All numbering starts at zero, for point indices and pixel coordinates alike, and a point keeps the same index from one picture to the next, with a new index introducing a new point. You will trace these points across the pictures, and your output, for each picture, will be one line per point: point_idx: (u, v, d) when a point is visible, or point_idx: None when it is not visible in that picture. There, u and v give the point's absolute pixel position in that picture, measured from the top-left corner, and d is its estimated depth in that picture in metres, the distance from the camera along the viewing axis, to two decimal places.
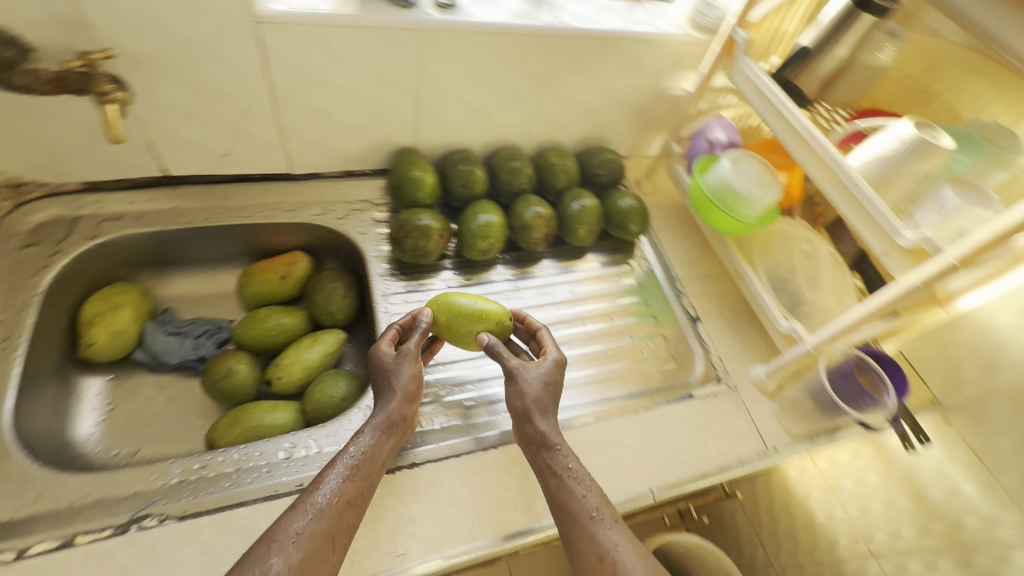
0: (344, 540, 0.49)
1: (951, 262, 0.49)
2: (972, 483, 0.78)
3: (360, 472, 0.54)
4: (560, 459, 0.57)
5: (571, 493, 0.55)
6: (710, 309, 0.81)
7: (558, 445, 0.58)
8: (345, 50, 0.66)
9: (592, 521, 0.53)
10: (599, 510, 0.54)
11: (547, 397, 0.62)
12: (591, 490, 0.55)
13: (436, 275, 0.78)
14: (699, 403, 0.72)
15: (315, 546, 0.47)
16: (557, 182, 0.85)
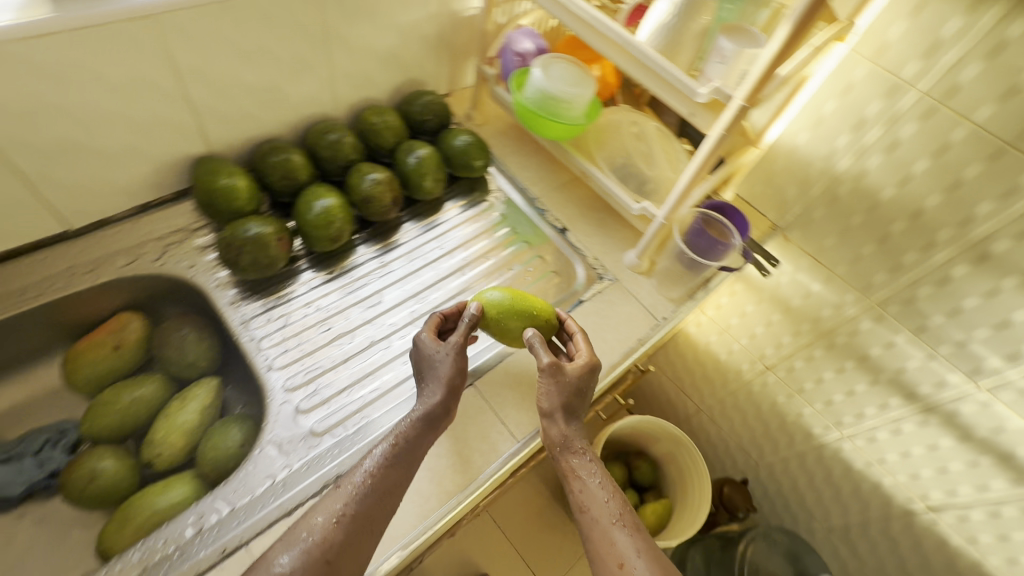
0: (381, 526, 0.52)
1: (741, 104, 0.54)
2: (818, 282, 0.91)
3: (404, 460, 0.55)
4: (587, 470, 0.62)
5: (593, 496, 0.60)
6: (573, 216, 0.84)
7: (582, 450, 0.63)
8: (60, 64, 0.54)
9: (613, 527, 0.58)
10: (619, 517, 0.59)
11: (577, 402, 0.65)
12: (612, 497, 0.60)
13: (295, 281, 0.71)
14: (589, 305, 0.75)
15: (352, 532, 0.51)
16: (384, 142, 0.80)
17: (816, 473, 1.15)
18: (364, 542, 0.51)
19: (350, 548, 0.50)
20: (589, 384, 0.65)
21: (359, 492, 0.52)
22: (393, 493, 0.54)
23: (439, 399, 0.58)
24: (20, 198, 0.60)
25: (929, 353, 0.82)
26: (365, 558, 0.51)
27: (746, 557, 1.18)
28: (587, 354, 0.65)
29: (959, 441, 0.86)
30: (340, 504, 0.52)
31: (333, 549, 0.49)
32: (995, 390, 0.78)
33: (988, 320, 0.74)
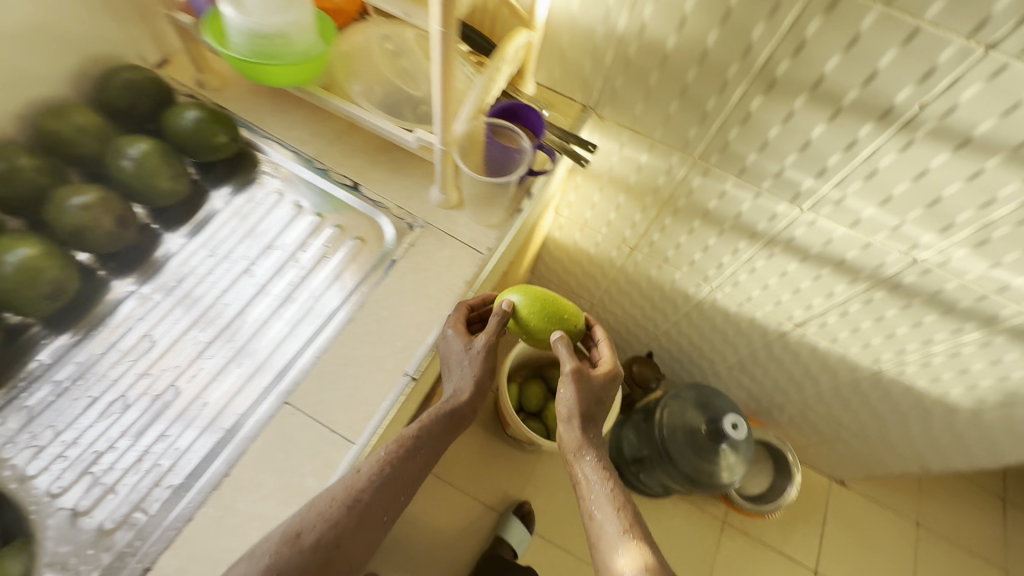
0: (390, 517, 0.52)
1: None
2: (645, 153, 0.87)
3: (436, 445, 0.56)
4: (592, 474, 0.78)
5: (598, 499, 0.76)
6: (361, 167, 0.72)
7: (601, 469, 0.79)
8: None
9: (612, 523, 0.73)
10: (620, 522, 0.73)
11: (594, 415, 0.83)
12: (620, 506, 0.75)
13: (31, 360, 0.57)
14: (404, 262, 0.66)
15: (363, 522, 0.49)
16: (87, 150, 0.64)
17: (703, 326, 1.22)
18: (374, 532, 0.51)
19: (359, 538, 0.49)
20: (605, 392, 0.85)
21: (382, 471, 0.51)
22: (415, 480, 0.54)
23: (467, 388, 0.59)
24: None
25: (756, 192, 0.83)
26: (362, 551, 0.50)
27: (664, 420, 1.25)
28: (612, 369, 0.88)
29: (802, 262, 0.91)
30: (370, 483, 0.50)
31: (341, 532, 0.48)
32: (815, 207, 0.80)
33: (792, 145, 0.74)
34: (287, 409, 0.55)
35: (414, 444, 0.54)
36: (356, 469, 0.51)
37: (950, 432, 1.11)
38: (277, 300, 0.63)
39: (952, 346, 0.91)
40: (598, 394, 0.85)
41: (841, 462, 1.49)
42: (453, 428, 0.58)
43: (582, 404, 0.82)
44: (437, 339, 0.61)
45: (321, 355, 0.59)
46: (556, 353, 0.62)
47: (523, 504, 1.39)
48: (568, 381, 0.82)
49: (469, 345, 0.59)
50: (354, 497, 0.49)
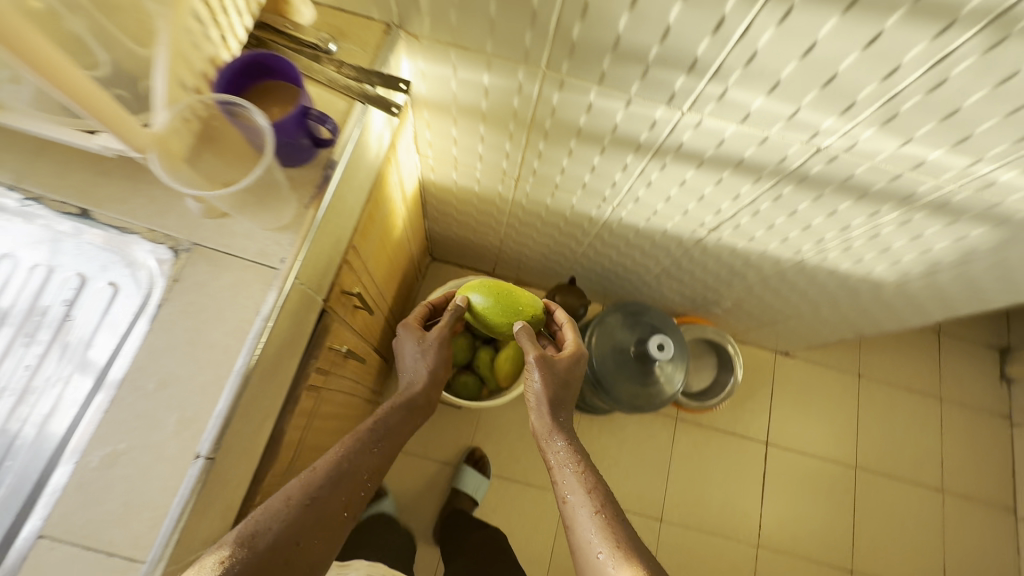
0: (344, 515, 0.59)
1: None
2: (485, 74, 0.68)
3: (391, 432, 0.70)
4: (566, 458, 0.69)
5: (569, 487, 0.66)
6: (84, 184, 0.52)
7: (571, 451, 0.69)
8: None
9: (583, 508, 0.63)
10: (595, 511, 0.62)
11: (565, 396, 0.76)
12: (594, 493, 0.64)
13: None
14: (170, 306, 0.51)
15: (316, 521, 0.56)
16: None
17: (618, 243, 1.10)
18: (332, 530, 0.58)
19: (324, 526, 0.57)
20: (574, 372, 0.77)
21: (337, 464, 0.61)
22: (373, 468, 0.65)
23: (423, 371, 0.78)
24: None
25: (625, 100, 0.66)
26: (318, 555, 0.56)
27: (593, 347, 1.16)
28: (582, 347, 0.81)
29: (699, 168, 0.77)
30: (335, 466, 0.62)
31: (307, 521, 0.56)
32: (696, 106, 0.64)
33: (650, 36, 0.56)
34: (44, 541, 0.44)
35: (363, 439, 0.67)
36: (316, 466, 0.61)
37: (879, 303, 1.07)
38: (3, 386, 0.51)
39: (871, 229, 0.82)
40: (563, 376, 0.78)
41: (783, 338, 1.48)
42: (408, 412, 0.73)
43: (553, 384, 0.75)
44: (398, 338, 0.82)
45: (76, 460, 0.46)
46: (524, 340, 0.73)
47: (476, 450, 1.38)
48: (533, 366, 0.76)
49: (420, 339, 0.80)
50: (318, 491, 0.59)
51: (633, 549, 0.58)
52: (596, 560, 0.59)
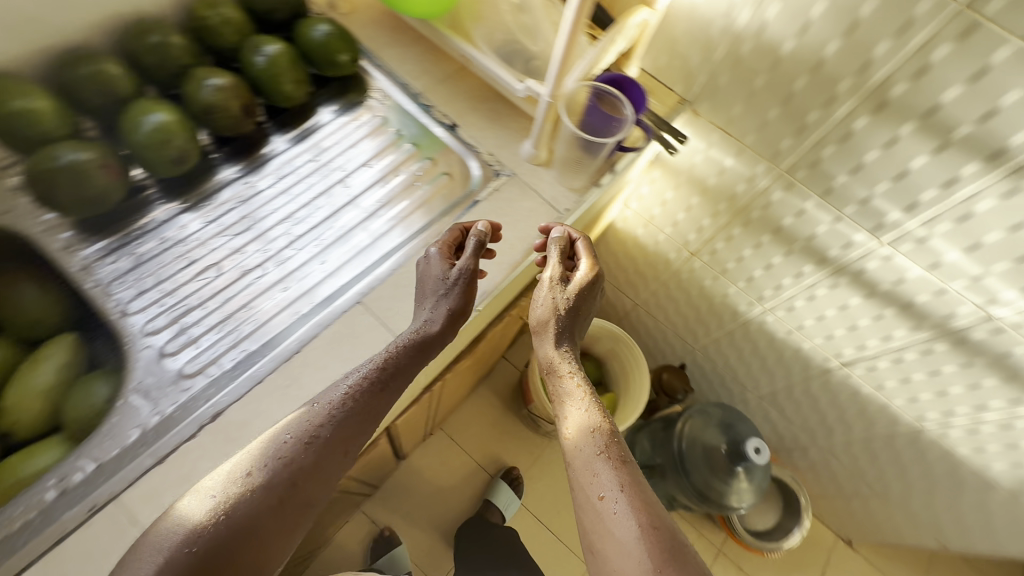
0: (299, 477, 0.46)
1: None
2: (731, 156, 0.87)
3: (377, 401, 0.51)
4: (578, 406, 0.56)
5: (578, 425, 0.55)
6: (463, 109, 0.74)
7: (567, 381, 0.58)
8: None
9: (596, 459, 0.52)
10: (607, 451, 0.52)
11: (570, 325, 0.61)
12: (600, 434, 0.53)
13: (146, 214, 0.63)
14: (486, 206, 0.70)
15: (263, 482, 0.45)
16: (228, 45, 0.66)
17: (746, 349, 1.20)
18: (292, 501, 0.46)
19: (280, 525, 0.45)
20: (583, 309, 0.61)
21: (300, 438, 0.47)
22: (349, 446, 0.50)
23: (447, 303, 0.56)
24: None
25: (835, 216, 0.82)
26: (285, 483, 0.46)
27: (684, 432, 1.23)
28: (595, 267, 0.62)
29: (867, 297, 0.89)
30: (294, 468, 0.46)
31: (258, 524, 0.44)
32: (894, 241, 0.78)
33: (888, 172, 0.72)
34: (359, 308, 0.60)
35: (356, 405, 0.50)
36: (276, 447, 0.47)
37: (981, 510, 1.08)
38: (367, 211, 0.69)
39: (1007, 415, 0.88)
40: (576, 308, 0.61)
41: (853, 522, 1.43)
42: (422, 355, 0.54)
43: (552, 323, 0.61)
44: (418, 263, 0.60)
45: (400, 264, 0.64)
46: (552, 268, 0.62)
47: (513, 470, 1.38)
48: (533, 306, 0.63)
49: (444, 273, 0.57)
50: (275, 499, 0.45)
51: (654, 537, 0.47)
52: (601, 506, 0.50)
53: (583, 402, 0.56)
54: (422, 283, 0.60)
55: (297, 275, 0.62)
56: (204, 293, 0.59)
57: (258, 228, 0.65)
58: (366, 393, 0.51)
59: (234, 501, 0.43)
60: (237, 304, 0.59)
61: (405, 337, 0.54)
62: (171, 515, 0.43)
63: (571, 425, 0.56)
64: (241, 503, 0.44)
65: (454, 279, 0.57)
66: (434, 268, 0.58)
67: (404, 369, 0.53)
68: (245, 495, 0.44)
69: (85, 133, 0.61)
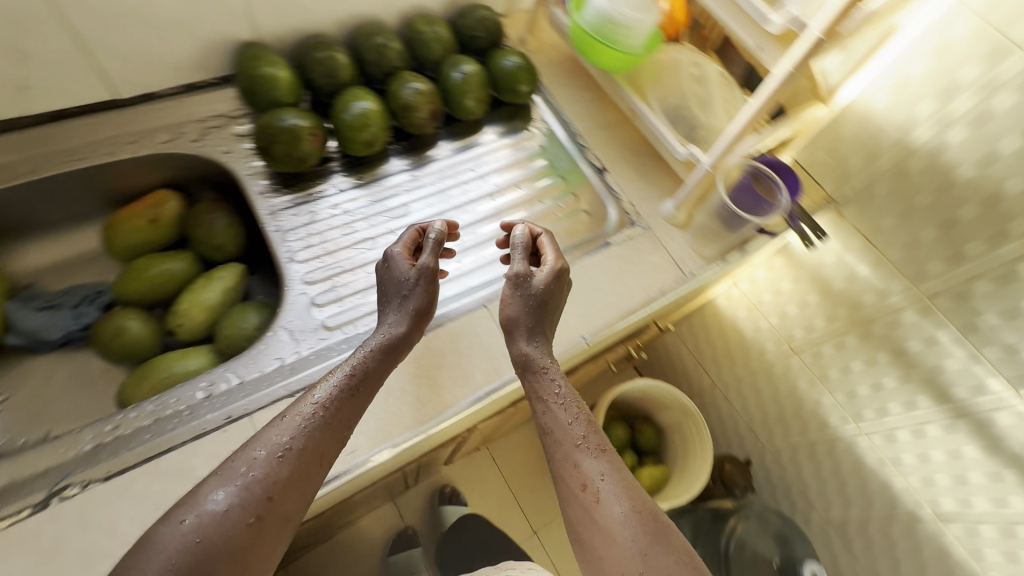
0: (278, 491, 0.41)
1: (786, 73, 0.51)
2: (867, 265, 0.81)
3: (348, 408, 0.47)
4: (558, 404, 0.52)
5: (557, 420, 0.51)
6: (615, 157, 0.79)
7: (547, 368, 0.54)
8: None
9: (579, 451, 0.48)
10: (585, 438, 0.49)
11: (541, 320, 0.57)
12: (578, 417, 0.51)
13: (326, 181, 0.71)
14: (617, 249, 0.71)
15: (234, 508, 0.39)
16: (433, 57, 0.76)
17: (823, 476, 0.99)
18: (269, 522, 0.41)
19: (259, 547, 0.40)
20: (552, 305, 0.58)
21: (269, 455, 0.42)
22: (325, 455, 0.45)
23: (420, 300, 0.54)
24: (65, 54, 0.58)
25: (971, 352, 0.71)
26: (263, 499, 0.40)
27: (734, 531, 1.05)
28: (560, 258, 0.59)
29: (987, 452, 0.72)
30: (268, 487, 0.41)
31: (230, 551, 0.38)
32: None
33: None
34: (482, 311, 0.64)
35: (330, 415, 0.46)
36: (248, 464, 0.41)
37: None
38: (507, 227, 0.74)
39: None
40: (544, 303, 0.57)
41: None
42: (389, 360, 0.51)
43: (524, 320, 0.56)
44: (379, 264, 0.57)
45: None
46: (515, 267, 0.58)
47: (446, 488, 1.06)
48: (503, 305, 0.58)
49: (405, 272, 0.54)
50: (249, 524, 0.39)
51: (641, 523, 0.44)
52: (587, 500, 0.46)
53: (564, 404, 0.52)
54: (383, 287, 0.56)
55: (436, 267, 0.68)
56: (357, 261, 0.66)
57: (399, 220, 0.71)
58: (337, 399, 0.47)
59: (213, 518, 0.38)
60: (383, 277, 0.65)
61: (373, 344, 0.51)
62: (137, 553, 0.37)
63: (550, 424, 0.51)
64: (209, 528, 0.38)
65: (420, 273, 0.54)
66: (399, 266, 0.55)
67: (372, 375, 0.50)
68: (224, 512, 0.39)
69: (304, 102, 0.71)
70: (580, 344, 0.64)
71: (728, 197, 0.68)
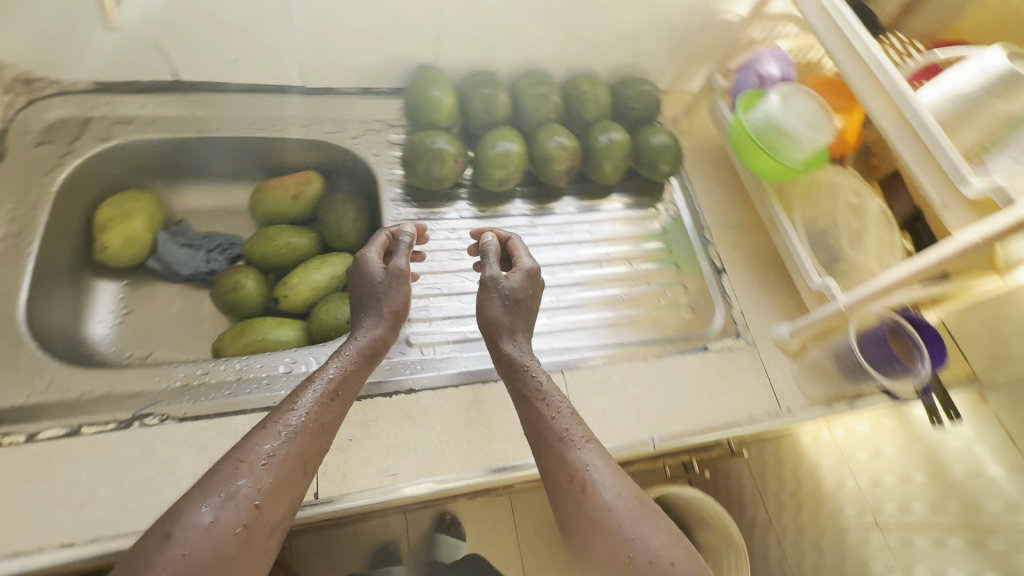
0: (267, 502, 0.39)
1: (973, 241, 0.45)
2: (1000, 465, 0.63)
3: (331, 412, 0.45)
4: (541, 402, 0.49)
5: (541, 415, 0.48)
6: (738, 261, 0.75)
7: (528, 367, 0.52)
8: None
9: (565, 444, 0.46)
10: (571, 431, 0.47)
11: (520, 321, 0.56)
12: (563, 409, 0.48)
13: (450, 205, 0.74)
14: (713, 357, 0.67)
15: (218, 521, 0.36)
16: (585, 116, 0.77)
17: None
18: (256, 533, 0.38)
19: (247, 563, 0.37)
20: (528, 307, 0.57)
21: (252, 465, 0.39)
22: (308, 459, 0.43)
23: (398, 300, 0.55)
24: (279, 40, 0.66)
25: None
26: (251, 510, 0.38)
27: None
28: (533, 259, 0.60)
29: None
30: (252, 500, 0.38)
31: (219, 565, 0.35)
32: None
33: None
34: (558, 377, 0.62)
35: (309, 422, 0.43)
36: (233, 475, 0.39)
37: None
38: (604, 298, 0.72)
39: None
40: (518, 304, 0.56)
41: None
42: (366, 360, 0.51)
43: (501, 320, 0.55)
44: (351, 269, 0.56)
45: (605, 364, 0.65)
46: (490, 269, 0.57)
47: (447, 514, 0.90)
48: (479, 306, 0.56)
49: (379, 274, 0.54)
50: (235, 538, 0.37)
51: (632, 510, 0.42)
52: (577, 493, 0.43)
53: (548, 404, 0.49)
54: (355, 292, 0.55)
55: None
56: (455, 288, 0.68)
57: None
58: (319, 401, 0.45)
59: (202, 533, 0.35)
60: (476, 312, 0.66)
61: (354, 350, 0.50)
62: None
63: (535, 420, 0.48)
64: (191, 542, 0.35)
65: (393, 275, 0.54)
66: (374, 268, 0.55)
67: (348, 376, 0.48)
68: (208, 528, 0.36)
69: (456, 128, 0.75)
70: (645, 445, 0.59)
71: (856, 343, 0.61)
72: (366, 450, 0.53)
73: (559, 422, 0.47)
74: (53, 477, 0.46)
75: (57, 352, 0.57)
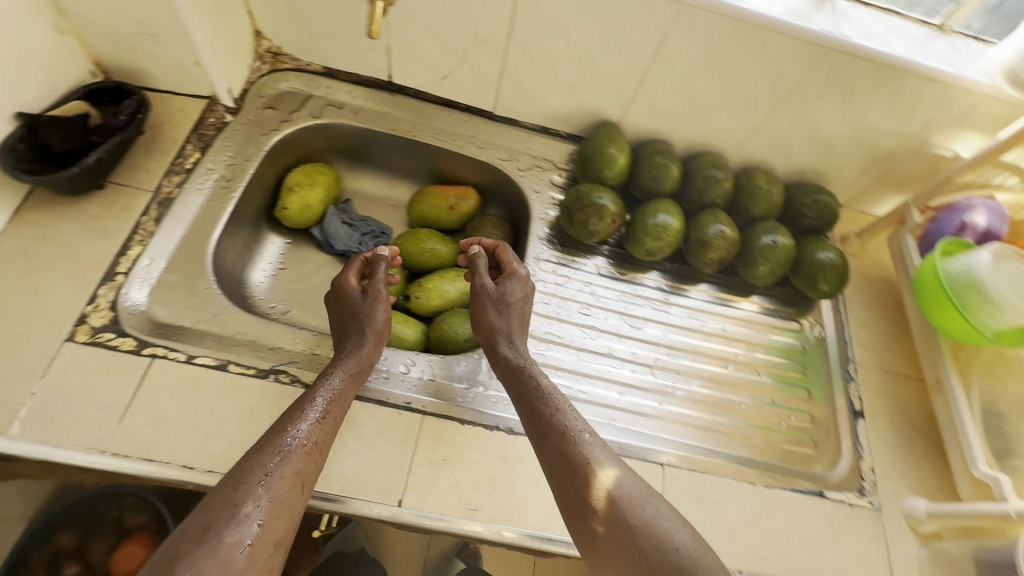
0: (268, 519, 0.39)
1: None
2: None
3: (326, 429, 0.46)
4: (542, 401, 0.51)
5: (543, 413, 0.50)
6: (881, 410, 0.67)
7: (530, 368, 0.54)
8: (584, 38, 0.65)
9: (568, 437, 0.48)
10: (572, 423, 0.49)
11: (517, 325, 0.58)
12: (563, 403, 0.51)
13: (590, 257, 0.74)
14: (829, 506, 0.60)
15: (221, 537, 0.36)
16: (752, 210, 0.74)
17: None
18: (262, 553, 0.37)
19: None
20: (522, 310, 0.59)
21: (251, 483, 0.40)
22: (307, 476, 0.43)
23: (378, 314, 0.57)
24: (489, 70, 0.71)
25: None
26: (253, 525, 0.38)
27: None
28: (522, 264, 0.63)
29: None
30: (251, 520, 0.38)
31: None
32: None
33: None
34: (657, 468, 0.59)
35: (304, 441, 0.44)
36: (233, 495, 0.39)
37: None
38: (720, 400, 0.67)
39: None
40: (506, 305, 0.59)
41: None
42: (355, 379, 0.52)
43: (497, 322, 0.58)
44: (330, 291, 0.60)
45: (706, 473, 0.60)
46: (482, 272, 0.60)
47: None
48: (476, 310, 0.59)
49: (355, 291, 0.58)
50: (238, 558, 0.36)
51: (633, 493, 0.44)
52: (584, 484, 0.45)
53: (549, 403, 0.50)
54: (338, 315, 0.58)
55: (636, 396, 0.65)
56: (575, 342, 0.67)
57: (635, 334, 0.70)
58: (314, 421, 0.46)
59: (209, 551, 0.35)
60: (592, 373, 0.65)
61: (342, 372, 0.51)
62: None
63: (537, 419, 0.50)
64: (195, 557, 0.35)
65: (369, 294, 0.58)
66: (348, 284, 0.59)
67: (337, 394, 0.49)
68: (213, 548, 0.35)
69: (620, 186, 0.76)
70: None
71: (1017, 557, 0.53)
72: (455, 477, 0.53)
73: (559, 415, 0.50)
74: (194, 402, 0.51)
75: (223, 288, 0.63)
